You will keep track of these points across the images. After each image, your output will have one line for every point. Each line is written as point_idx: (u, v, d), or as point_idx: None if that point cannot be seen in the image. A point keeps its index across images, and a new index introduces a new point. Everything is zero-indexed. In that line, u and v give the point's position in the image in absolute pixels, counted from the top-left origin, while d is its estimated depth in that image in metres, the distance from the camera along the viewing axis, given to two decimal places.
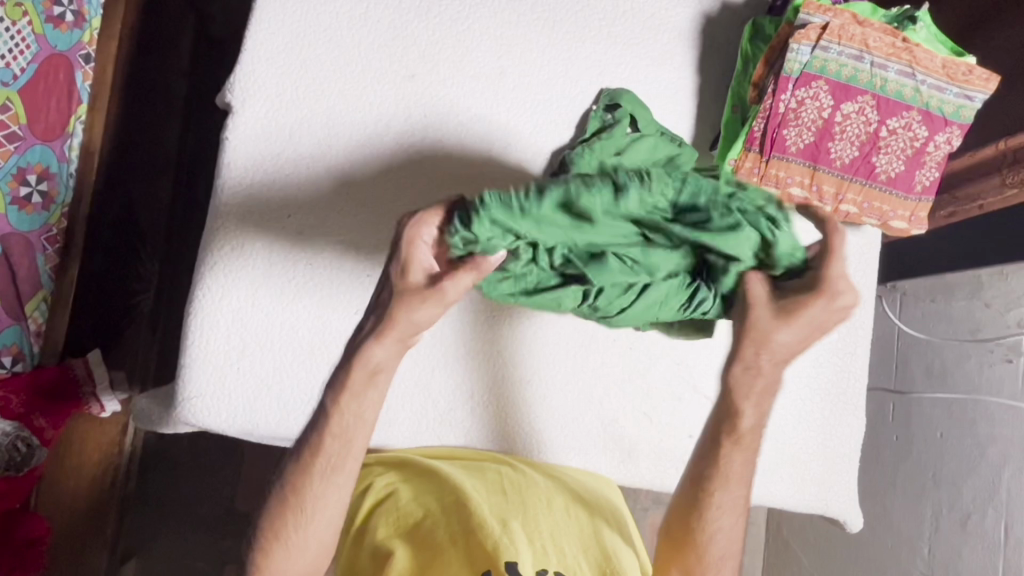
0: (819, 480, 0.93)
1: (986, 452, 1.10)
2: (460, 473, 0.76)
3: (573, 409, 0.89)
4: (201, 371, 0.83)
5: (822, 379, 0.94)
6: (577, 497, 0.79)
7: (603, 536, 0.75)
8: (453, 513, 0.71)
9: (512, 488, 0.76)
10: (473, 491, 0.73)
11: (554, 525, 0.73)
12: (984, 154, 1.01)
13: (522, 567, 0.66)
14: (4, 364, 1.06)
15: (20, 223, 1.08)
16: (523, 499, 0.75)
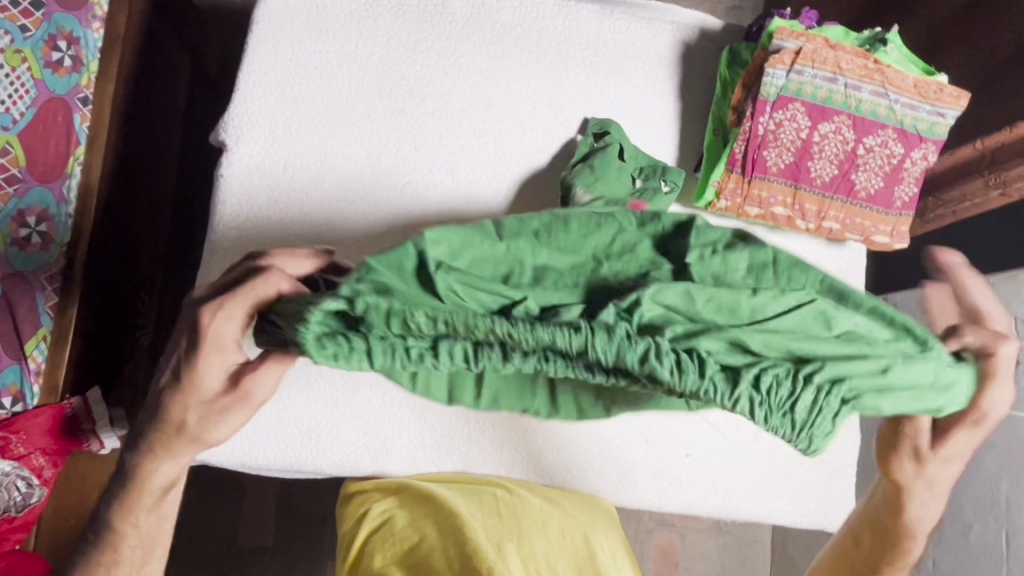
0: (818, 495, 0.93)
1: (984, 463, 1.11)
2: (458, 495, 0.77)
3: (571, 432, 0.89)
4: None
5: None
6: (572, 519, 0.79)
7: (596, 557, 0.75)
8: (447, 536, 0.71)
9: (508, 511, 0.77)
10: (469, 513, 0.74)
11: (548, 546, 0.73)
12: (965, 153, 1.01)
13: None
14: (4, 404, 1.08)
15: (20, 263, 1.10)
16: (518, 522, 0.75)
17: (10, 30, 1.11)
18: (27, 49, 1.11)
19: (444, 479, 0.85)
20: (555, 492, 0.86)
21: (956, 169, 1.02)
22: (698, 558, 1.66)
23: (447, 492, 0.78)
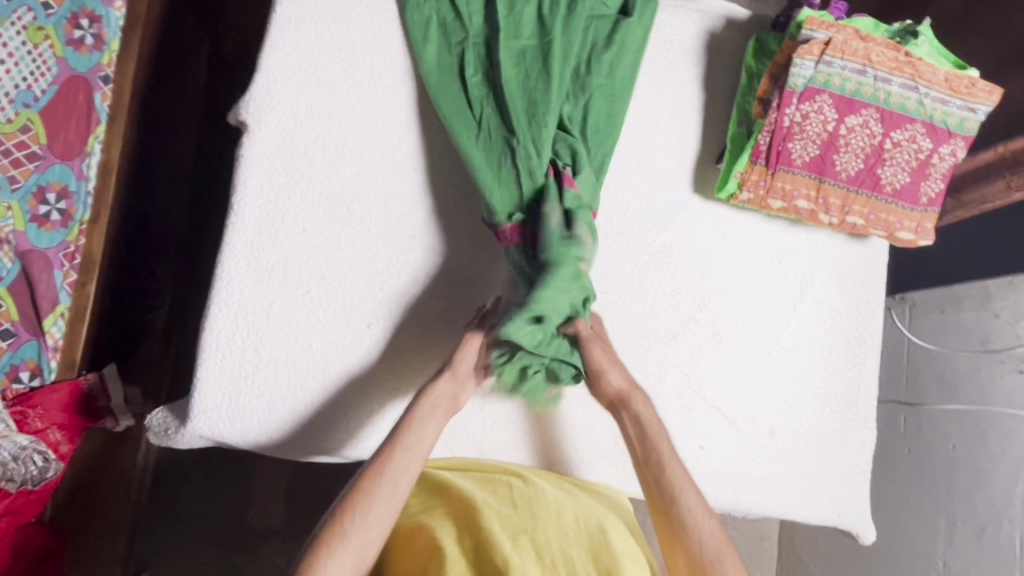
0: (831, 491, 0.93)
1: (999, 464, 1.10)
2: (471, 485, 0.77)
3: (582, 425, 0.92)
4: (217, 387, 0.85)
5: (831, 389, 0.94)
6: (587, 508, 0.78)
7: (608, 535, 0.73)
8: (457, 528, 0.71)
9: (522, 500, 0.76)
10: (483, 502, 0.73)
11: (560, 534, 0.72)
12: (984, 158, 0.99)
13: None
14: (23, 378, 1.10)
15: (39, 239, 1.11)
16: (530, 509, 0.75)
17: (33, 7, 1.12)
18: (49, 26, 1.13)
19: (461, 467, 0.84)
20: (576, 487, 0.84)
21: (973, 173, 1.01)
22: None
23: (463, 482, 0.78)
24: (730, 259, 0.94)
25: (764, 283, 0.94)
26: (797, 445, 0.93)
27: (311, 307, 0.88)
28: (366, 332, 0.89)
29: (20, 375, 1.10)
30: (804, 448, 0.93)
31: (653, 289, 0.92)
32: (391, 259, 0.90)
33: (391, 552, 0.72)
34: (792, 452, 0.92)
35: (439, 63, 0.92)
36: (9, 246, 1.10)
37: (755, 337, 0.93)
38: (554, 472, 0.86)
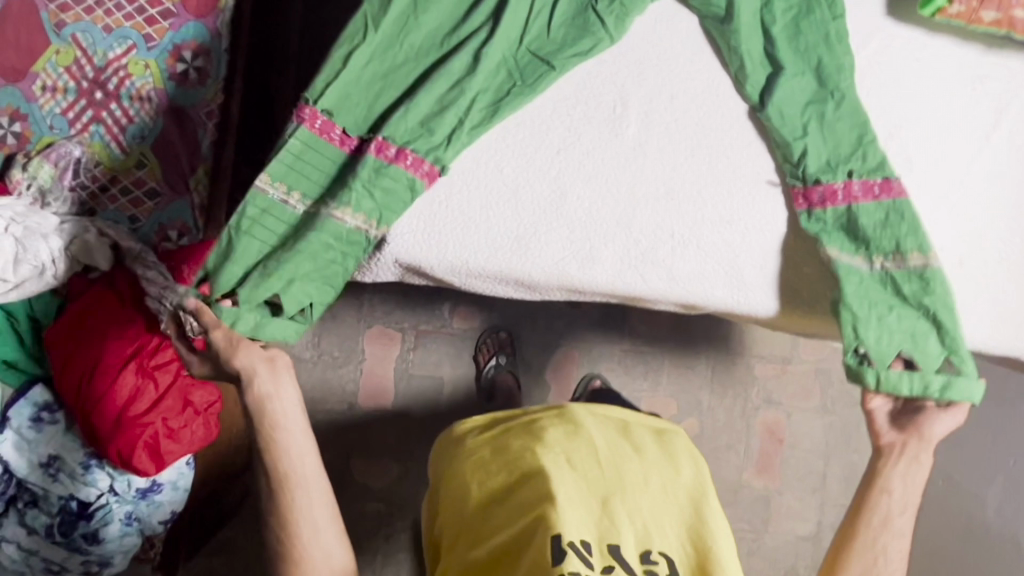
0: (1018, 322, 0.92)
1: None
2: (562, 454, 0.88)
3: (781, 273, 0.89)
4: (409, 210, 0.85)
5: (1022, 219, 0.92)
6: (665, 466, 0.91)
7: (689, 507, 0.88)
8: (572, 542, 0.78)
9: (610, 465, 0.88)
10: (573, 461, 0.87)
11: (651, 513, 0.85)
12: None
13: (624, 549, 0.81)
14: (173, 236, 1.20)
15: (180, 98, 1.20)
16: (618, 479, 0.87)
17: None
18: None
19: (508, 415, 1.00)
20: (630, 426, 0.97)
21: None
22: (805, 434, 1.77)
23: (549, 442, 0.90)
24: (924, 85, 0.91)
25: (957, 111, 0.91)
26: (985, 274, 0.91)
27: (497, 130, 0.87)
28: (549, 158, 0.87)
29: (169, 234, 1.21)
30: (995, 283, 0.92)
31: None
32: (575, 85, 0.88)
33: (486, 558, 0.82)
34: (981, 282, 0.91)
35: (496, 62, 0.87)
36: (152, 104, 1.19)
37: (948, 166, 0.91)
38: (611, 409, 0.99)
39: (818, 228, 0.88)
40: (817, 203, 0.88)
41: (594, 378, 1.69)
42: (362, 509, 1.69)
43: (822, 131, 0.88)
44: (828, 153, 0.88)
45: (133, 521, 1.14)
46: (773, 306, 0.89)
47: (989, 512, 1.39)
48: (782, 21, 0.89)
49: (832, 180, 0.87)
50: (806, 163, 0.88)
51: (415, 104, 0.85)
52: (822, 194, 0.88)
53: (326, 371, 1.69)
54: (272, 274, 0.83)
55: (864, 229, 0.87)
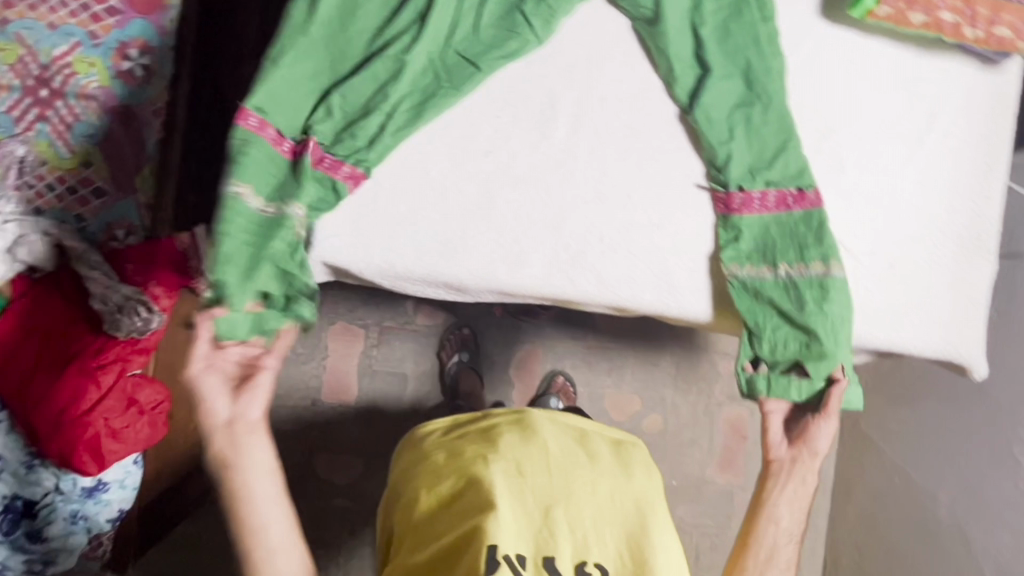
0: (948, 323, 0.92)
1: None
2: (512, 462, 0.87)
3: (705, 277, 0.89)
4: (335, 211, 0.85)
5: (955, 222, 0.92)
6: (618, 473, 0.90)
7: (637, 516, 0.86)
8: (508, 555, 0.78)
9: (559, 473, 0.87)
10: (523, 470, 0.86)
11: (595, 524, 0.84)
12: None
13: (560, 561, 0.80)
14: (120, 235, 1.20)
15: (125, 96, 1.19)
16: (566, 488, 0.85)
17: None
18: None
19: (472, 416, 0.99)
20: (590, 434, 0.95)
21: None
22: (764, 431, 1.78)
23: (501, 449, 0.88)
24: (857, 87, 0.90)
25: (890, 114, 0.91)
26: (916, 277, 0.91)
27: (424, 131, 0.86)
28: (477, 160, 0.87)
29: (116, 234, 1.20)
30: (926, 286, 0.91)
31: None
32: (503, 88, 0.88)
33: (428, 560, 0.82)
34: (912, 284, 0.91)
35: (421, 65, 0.86)
36: (97, 102, 1.18)
37: (881, 169, 0.91)
38: (573, 415, 0.97)
39: (732, 235, 0.87)
40: (736, 208, 0.88)
41: (557, 374, 1.71)
42: (325, 505, 1.69)
43: (749, 135, 0.88)
44: (752, 158, 0.88)
45: (78, 520, 1.14)
46: (686, 306, 0.89)
47: (941, 508, 1.40)
48: (711, 23, 0.89)
49: (750, 188, 0.88)
50: (730, 167, 0.88)
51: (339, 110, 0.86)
52: (740, 203, 0.88)
53: (289, 367, 1.69)
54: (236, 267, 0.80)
55: (771, 238, 0.88)
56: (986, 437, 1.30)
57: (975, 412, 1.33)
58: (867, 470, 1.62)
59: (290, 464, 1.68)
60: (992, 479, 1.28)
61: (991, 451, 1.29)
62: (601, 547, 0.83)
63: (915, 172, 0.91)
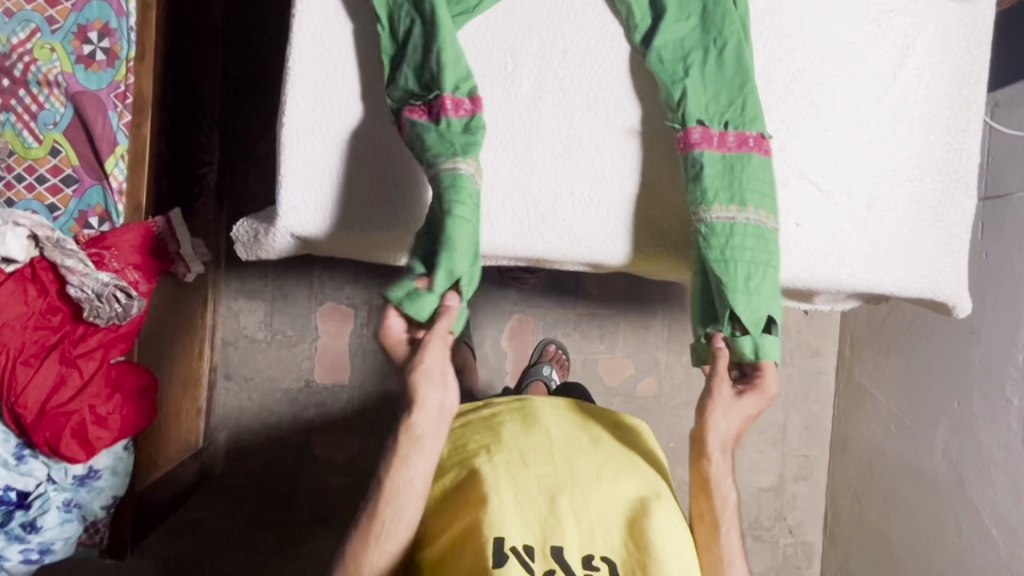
0: (931, 262, 0.91)
1: None
2: (514, 450, 0.84)
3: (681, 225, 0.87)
4: (299, 182, 0.85)
5: (934, 158, 0.90)
6: (624, 462, 0.87)
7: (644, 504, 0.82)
8: (515, 547, 0.74)
9: (563, 459, 0.84)
10: (526, 458, 0.83)
11: (604, 513, 0.79)
12: None
13: (568, 552, 0.76)
14: (94, 223, 1.19)
15: (88, 80, 1.17)
16: (571, 475, 0.82)
17: None
18: None
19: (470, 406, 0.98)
20: (591, 419, 0.93)
21: None
22: None
23: (504, 439, 0.85)
24: (825, 24, 0.88)
25: (861, 50, 0.89)
26: (896, 217, 0.90)
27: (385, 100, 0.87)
28: None
29: (90, 222, 1.19)
30: (906, 224, 0.90)
31: None
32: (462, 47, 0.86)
33: (436, 556, 0.78)
34: (892, 223, 0.89)
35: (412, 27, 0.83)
36: (61, 88, 1.17)
37: (854, 107, 0.89)
38: (575, 400, 0.96)
39: (694, 173, 0.83)
40: (696, 144, 0.83)
41: (548, 343, 1.70)
42: (327, 484, 1.70)
43: (705, 75, 0.85)
44: (709, 98, 0.85)
45: (72, 508, 1.15)
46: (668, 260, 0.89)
47: (937, 452, 1.39)
48: None
49: (710, 126, 0.84)
50: (686, 104, 0.84)
51: (300, 81, 0.85)
52: (695, 142, 0.84)
53: (282, 350, 1.69)
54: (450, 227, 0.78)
55: (741, 177, 0.83)
56: (977, 380, 1.29)
57: (966, 353, 1.32)
58: (864, 421, 1.62)
59: (288, 445, 1.69)
60: (983, 419, 1.28)
61: (983, 392, 1.28)
62: (610, 537, 0.78)
63: (888, 109, 0.89)
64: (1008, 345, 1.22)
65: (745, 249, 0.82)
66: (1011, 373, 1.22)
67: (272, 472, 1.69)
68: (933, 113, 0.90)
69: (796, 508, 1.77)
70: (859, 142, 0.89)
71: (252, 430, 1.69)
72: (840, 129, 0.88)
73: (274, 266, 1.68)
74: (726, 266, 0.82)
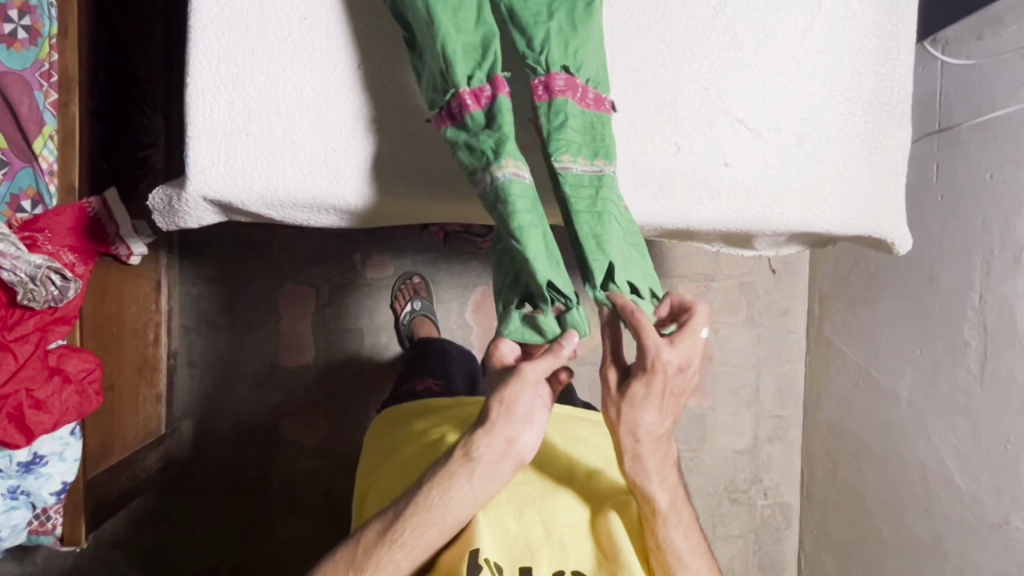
0: (866, 199, 0.88)
1: None
2: None
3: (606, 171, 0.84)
4: (208, 143, 0.81)
5: (863, 89, 0.88)
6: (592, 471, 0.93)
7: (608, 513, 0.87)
8: (487, 559, 0.78)
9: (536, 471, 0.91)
10: None
11: (575, 518, 0.86)
12: None
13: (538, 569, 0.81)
14: (26, 207, 1.17)
15: (12, 61, 1.13)
16: (543, 486, 0.88)
17: None
18: None
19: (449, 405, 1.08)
20: (567, 420, 1.02)
21: None
22: (735, 349, 1.72)
23: None
24: None
25: None
26: (829, 152, 0.87)
27: (294, 52, 0.83)
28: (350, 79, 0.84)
29: (23, 205, 1.17)
30: (838, 161, 0.87)
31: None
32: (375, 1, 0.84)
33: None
34: (824, 159, 0.87)
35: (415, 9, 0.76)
36: None
37: (778, 40, 0.86)
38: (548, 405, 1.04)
39: (561, 122, 0.75)
40: (559, 90, 0.75)
41: None
42: (297, 467, 1.69)
43: (572, 22, 0.77)
44: (575, 47, 0.77)
45: (19, 495, 1.13)
46: (632, 207, 0.84)
47: (903, 403, 1.37)
48: None
49: (575, 74, 0.77)
50: (549, 49, 0.76)
51: (204, 37, 0.81)
52: (556, 85, 0.75)
53: (244, 334, 1.67)
54: (522, 234, 0.74)
55: (603, 133, 0.78)
56: (939, 326, 1.27)
57: (928, 300, 1.29)
58: (835, 376, 1.60)
59: (256, 429, 1.68)
60: (946, 366, 1.25)
61: (945, 338, 1.25)
62: (576, 547, 0.83)
63: (814, 40, 0.86)
64: (966, 287, 1.20)
65: (612, 204, 0.77)
66: (969, 316, 1.19)
67: (240, 457, 1.68)
68: (860, 42, 0.88)
69: (771, 470, 1.75)
70: (785, 76, 0.86)
71: (218, 415, 1.67)
72: (765, 63, 0.86)
73: (231, 249, 1.66)
74: (602, 220, 0.76)
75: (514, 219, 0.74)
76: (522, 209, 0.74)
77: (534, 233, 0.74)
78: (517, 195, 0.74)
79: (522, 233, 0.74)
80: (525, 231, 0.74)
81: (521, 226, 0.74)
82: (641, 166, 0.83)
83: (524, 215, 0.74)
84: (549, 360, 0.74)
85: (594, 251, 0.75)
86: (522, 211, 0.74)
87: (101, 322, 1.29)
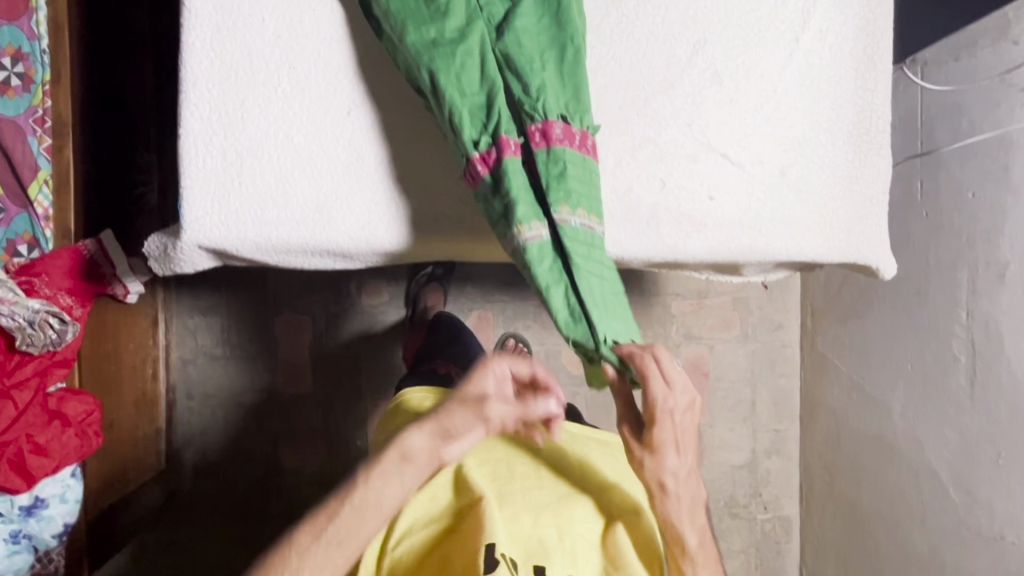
0: (849, 227, 0.90)
1: (1007, 205, 1.08)
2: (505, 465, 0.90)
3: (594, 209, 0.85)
4: (202, 193, 0.83)
5: (843, 120, 0.90)
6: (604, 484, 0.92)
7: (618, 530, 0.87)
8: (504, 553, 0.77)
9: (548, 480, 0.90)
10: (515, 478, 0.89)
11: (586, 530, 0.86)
12: None
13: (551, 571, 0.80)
14: (23, 251, 1.17)
15: (5, 107, 1.13)
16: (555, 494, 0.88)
17: None
18: None
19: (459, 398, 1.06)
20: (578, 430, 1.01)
21: None
22: (730, 365, 1.73)
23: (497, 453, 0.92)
24: None
25: (761, 16, 0.88)
26: (813, 182, 0.89)
27: (284, 101, 0.84)
28: (340, 124, 0.85)
29: (19, 249, 1.17)
30: (821, 191, 0.89)
31: (644, 37, 0.86)
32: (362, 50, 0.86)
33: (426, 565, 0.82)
34: (807, 189, 0.89)
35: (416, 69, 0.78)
36: None
37: (758, 75, 0.88)
38: None
39: (559, 171, 0.77)
40: (556, 139, 0.78)
41: (508, 337, 1.68)
42: (297, 495, 1.70)
43: (560, 73, 0.80)
44: (566, 97, 0.79)
45: (22, 539, 1.12)
46: (618, 242, 0.85)
47: (896, 417, 1.39)
48: None
49: (571, 122, 0.79)
50: (545, 96, 0.78)
51: (196, 90, 0.83)
52: (551, 137, 0.78)
53: (241, 364, 1.68)
54: (551, 293, 0.77)
55: (594, 182, 0.80)
56: (929, 341, 1.28)
57: (917, 315, 1.31)
58: (829, 390, 1.61)
59: (255, 459, 1.69)
60: (937, 381, 1.27)
61: (935, 353, 1.27)
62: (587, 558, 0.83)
63: (793, 74, 0.88)
64: (953, 303, 1.22)
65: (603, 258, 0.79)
66: (957, 331, 1.21)
67: (241, 487, 1.68)
68: (838, 75, 0.90)
69: (770, 484, 1.77)
70: (767, 112, 0.88)
71: (218, 447, 1.68)
72: (747, 98, 0.87)
73: (227, 280, 1.67)
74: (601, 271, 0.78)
75: (543, 281, 0.77)
76: (545, 270, 0.77)
77: (559, 289, 0.77)
78: (544, 254, 0.77)
79: (550, 292, 0.77)
80: (552, 292, 0.77)
81: (549, 286, 0.77)
82: (629, 203, 0.85)
83: (548, 275, 0.77)
84: (493, 403, 0.80)
85: (592, 303, 0.77)
86: (550, 270, 0.77)
87: (100, 362, 1.30)
